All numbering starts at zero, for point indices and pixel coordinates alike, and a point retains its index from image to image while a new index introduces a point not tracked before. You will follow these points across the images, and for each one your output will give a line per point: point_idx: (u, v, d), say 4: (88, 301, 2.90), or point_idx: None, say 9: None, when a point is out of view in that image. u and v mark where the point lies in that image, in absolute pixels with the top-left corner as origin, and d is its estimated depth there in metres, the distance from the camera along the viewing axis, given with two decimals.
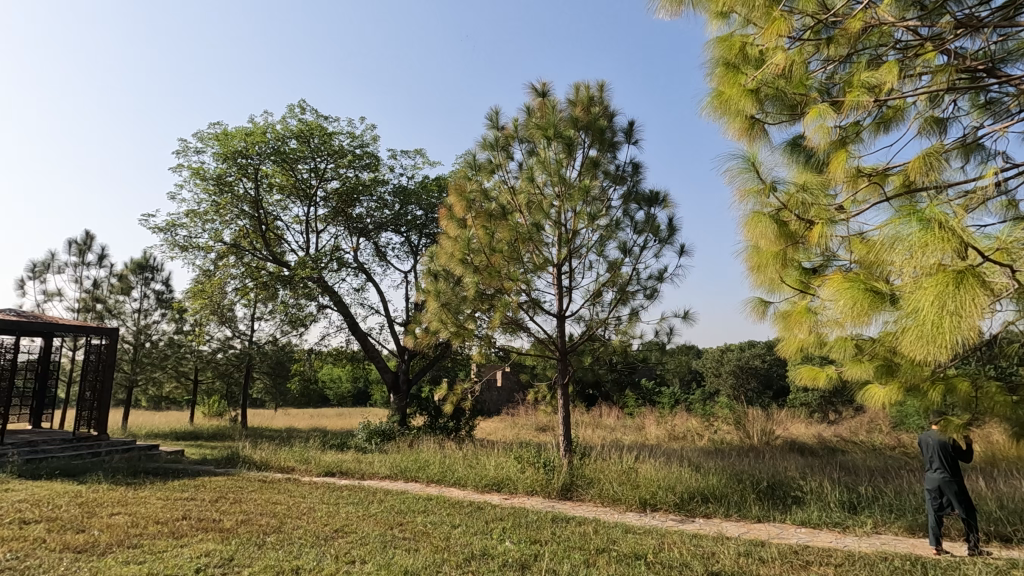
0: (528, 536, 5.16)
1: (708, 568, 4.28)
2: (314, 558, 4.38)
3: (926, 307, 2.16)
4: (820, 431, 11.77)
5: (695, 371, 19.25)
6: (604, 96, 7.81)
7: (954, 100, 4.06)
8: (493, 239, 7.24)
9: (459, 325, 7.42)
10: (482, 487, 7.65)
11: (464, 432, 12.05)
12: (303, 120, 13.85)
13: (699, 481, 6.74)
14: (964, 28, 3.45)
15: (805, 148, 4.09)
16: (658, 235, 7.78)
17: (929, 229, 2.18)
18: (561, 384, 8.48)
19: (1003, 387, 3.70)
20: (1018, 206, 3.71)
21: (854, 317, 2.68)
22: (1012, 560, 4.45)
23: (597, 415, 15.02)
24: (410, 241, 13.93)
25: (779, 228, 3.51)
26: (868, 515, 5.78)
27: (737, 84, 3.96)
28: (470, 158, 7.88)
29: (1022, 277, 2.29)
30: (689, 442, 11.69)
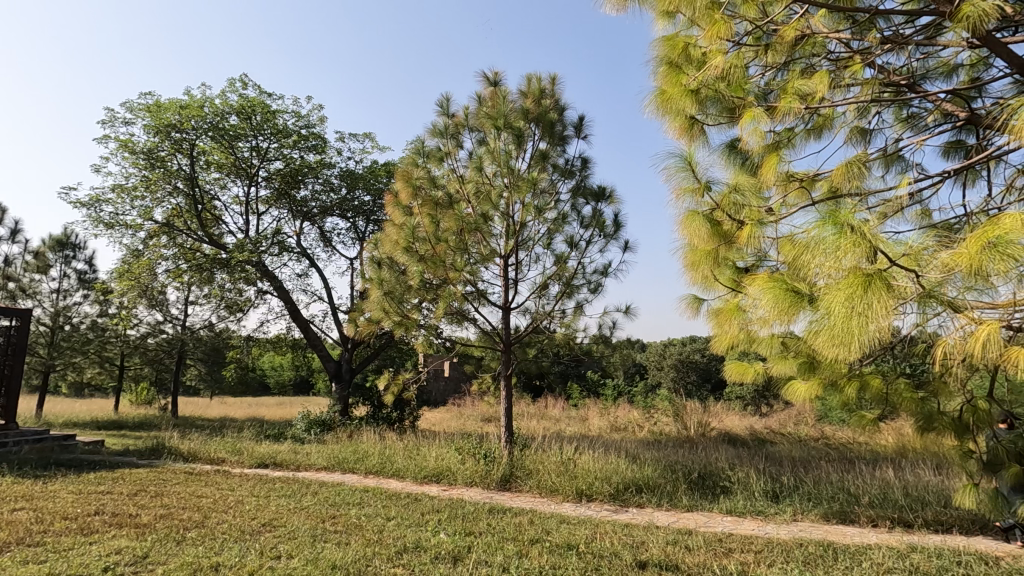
0: (463, 528, 5.13)
1: (636, 557, 4.37)
2: (237, 554, 4.19)
3: (837, 307, 2.27)
4: (752, 423, 12.32)
5: (639, 364, 19.71)
6: (556, 89, 7.79)
7: (879, 112, 4.26)
8: (438, 228, 7.11)
9: (402, 314, 7.27)
10: (421, 478, 7.57)
11: (407, 422, 11.89)
12: (244, 96, 13.19)
13: (634, 472, 6.91)
14: (891, 44, 3.63)
15: (742, 151, 4.21)
16: (604, 231, 7.88)
17: (843, 233, 2.29)
18: (504, 375, 8.46)
19: (911, 384, 3.92)
20: (933, 216, 3.96)
21: (776, 316, 2.78)
22: (912, 544, 4.79)
23: (542, 407, 15.15)
24: (356, 227, 13.54)
25: (712, 227, 3.61)
26: (789, 504, 6.09)
27: (679, 83, 4.03)
28: (419, 144, 7.71)
29: (926, 282, 2.43)
30: (629, 434, 11.97)
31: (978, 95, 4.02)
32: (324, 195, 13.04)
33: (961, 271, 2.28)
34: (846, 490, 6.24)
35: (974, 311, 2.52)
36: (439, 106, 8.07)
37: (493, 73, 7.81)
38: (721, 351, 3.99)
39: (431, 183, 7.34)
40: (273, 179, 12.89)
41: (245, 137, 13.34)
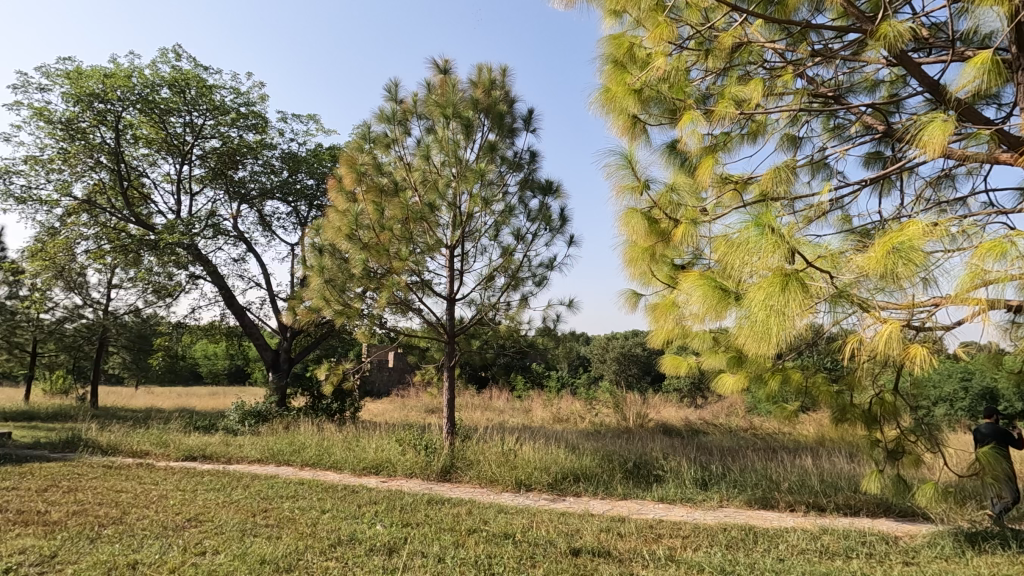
0: (400, 519, 5.09)
1: (571, 544, 4.48)
2: (157, 551, 3.99)
3: (757, 303, 2.41)
4: (687, 414, 12.84)
5: (583, 356, 20.10)
6: (506, 81, 7.77)
7: (808, 121, 4.50)
8: (383, 216, 6.97)
9: (343, 303, 7.09)
10: (360, 470, 7.45)
11: (348, 413, 11.65)
12: (177, 68, 12.41)
13: (573, 461, 7.06)
14: (820, 57, 3.83)
15: (681, 152, 4.35)
16: (550, 225, 7.96)
17: (764, 234, 2.43)
18: (447, 367, 8.42)
19: (828, 377, 4.20)
20: (853, 221, 4.24)
21: (706, 312, 2.90)
22: (824, 527, 5.14)
23: (486, 398, 15.22)
24: (298, 212, 13.07)
25: (649, 224, 3.71)
26: (716, 490, 6.40)
27: (623, 82, 4.12)
28: (365, 129, 7.51)
29: (837, 284, 2.62)
30: (571, 424, 12.22)
31: (895, 111, 4.32)
32: (264, 177, 12.50)
33: (868, 273, 2.46)
34: (769, 477, 6.62)
35: (879, 310, 2.72)
36: (387, 91, 7.89)
37: (443, 60, 7.70)
38: (657, 346, 4.11)
39: (377, 170, 7.19)
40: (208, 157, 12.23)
41: (178, 112, 12.57)
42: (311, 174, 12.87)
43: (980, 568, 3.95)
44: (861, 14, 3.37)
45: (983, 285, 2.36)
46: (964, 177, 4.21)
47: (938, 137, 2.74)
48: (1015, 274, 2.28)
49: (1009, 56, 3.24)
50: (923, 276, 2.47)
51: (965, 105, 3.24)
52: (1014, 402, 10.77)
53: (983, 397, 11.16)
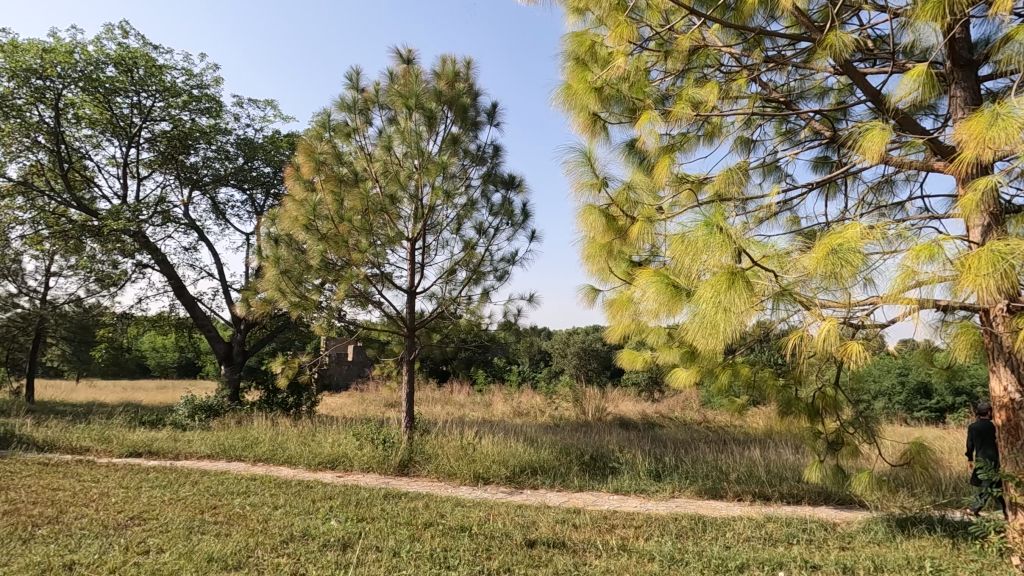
0: (356, 514, 5.03)
1: (526, 536, 4.53)
2: (97, 550, 3.82)
3: (706, 301, 2.50)
4: (644, 408, 13.14)
5: (544, 351, 20.24)
6: (470, 74, 7.72)
7: (761, 125, 4.65)
8: (342, 207, 6.83)
9: (300, 295, 6.91)
10: (315, 465, 7.31)
11: (304, 407, 11.40)
12: (124, 45, 11.78)
13: (531, 455, 7.13)
14: (773, 63, 3.96)
15: (640, 151, 4.43)
16: (513, 219, 7.98)
17: (713, 233, 2.52)
18: (406, 360, 8.34)
19: (775, 372, 4.37)
20: (801, 222, 4.42)
21: (659, 309, 2.97)
22: (769, 515, 5.37)
23: (447, 392, 15.18)
24: (253, 200, 12.65)
25: (607, 221, 3.76)
26: (669, 482, 6.58)
27: (584, 80, 4.17)
28: (325, 117, 7.34)
29: (781, 282, 2.73)
30: (530, 418, 12.31)
31: (842, 118, 4.51)
32: (218, 163, 12.05)
33: (810, 272, 2.59)
34: (719, 469, 6.84)
35: (820, 308, 2.85)
36: (348, 79, 7.71)
37: (407, 50, 7.59)
38: (614, 341, 4.17)
39: (337, 159, 7.03)
40: (157, 141, 11.67)
41: (125, 93, 11.96)
42: (268, 162, 12.47)
43: (909, 551, 4.20)
44: (812, 24, 3.54)
45: (915, 285, 2.51)
46: (903, 182, 4.44)
47: (877, 145, 2.90)
48: (942, 275, 2.43)
49: (944, 70, 3.44)
50: (861, 276, 2.60)
51: (903, 114, 3.42)
52: (946, 396, 11.48)
53: (918, 391, 11.84)
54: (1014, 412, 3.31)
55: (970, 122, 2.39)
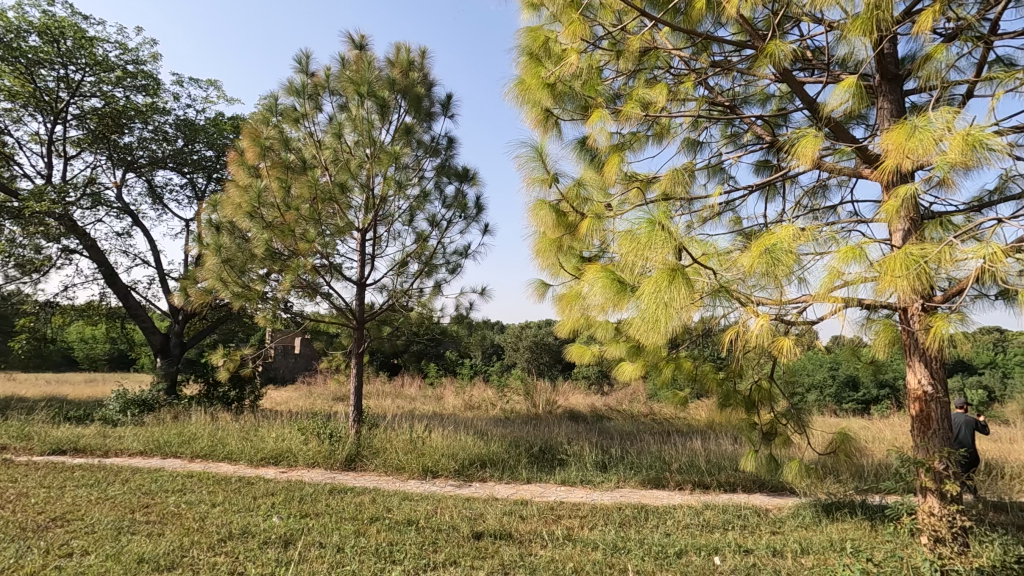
0: (299, 510, 4.91)
1: (473, 529, 4.55)
2: (13, 555, 3.58)
3: (648, 297, 2.59)
4: (593, 401, 13.41)
5: (497, 345, 20.32)
6: (425, 63, 7.61)
7: (708, 127, 4.81)
8: (289, 195, 6.60)
9: (243, 285, 6.65)
10: (257, 461, 7.09)
11: (247, 401, 11.01)
12: (49, 13, 10.90)
13: (480, 448, 7.16)
14: (719, 68, 4.10)
15: (591, 148, 4.50)
16: (466, 212, 7.95)
17: (654, 230, 2.61)
18: (355, 353, 8.16)
19: (715, 366, 4.55)
20: (742, 222, 4.60)
21: (606, 304, 3.02)
22: (707, 503, 5.60)
23: (397, 386, 14.99)
24: (194, 184, 12.04)
25: (557, 217, 3.81)
26: (614, 472, 6.76)
27: (537, 75, 4.19)
28: (272, 101, 7.06)
29: (720, 280, 2.85)
30: (481, 411, 12.35)
31: (781, 124, 4.72)
32: (155, 145, 11.40)
33: (747, 270, 2.71)
34: (662, 459, 7.08)
35: (755, 305, 2.98)
36: (297, 62, 7.45)
37: (359, 35, 7.40)
38: (563, 335, 4.23)
39: (284, 145, 6.79)
40: (87, 118, 10.90)
41: (50, 65, 11.13)
42: (210, 145, 11.89)
43: (832, 534, 4.48)
44: (755, 32, 3.71)
45: (841, 285, 2.67)
46: (836, 187, 4.69)
47: (809, 151, 3.05)
48: (865, 275, 2.60)
49: (873, 83, 3.66)
50: (793, 275, 2.75)
51: (835, 123, 3.62)
52: (871, 389, 12.27)
53: (847, 384, 12.61)
54: (927, 403, 3.58)
55: (893, 132, 2.55)
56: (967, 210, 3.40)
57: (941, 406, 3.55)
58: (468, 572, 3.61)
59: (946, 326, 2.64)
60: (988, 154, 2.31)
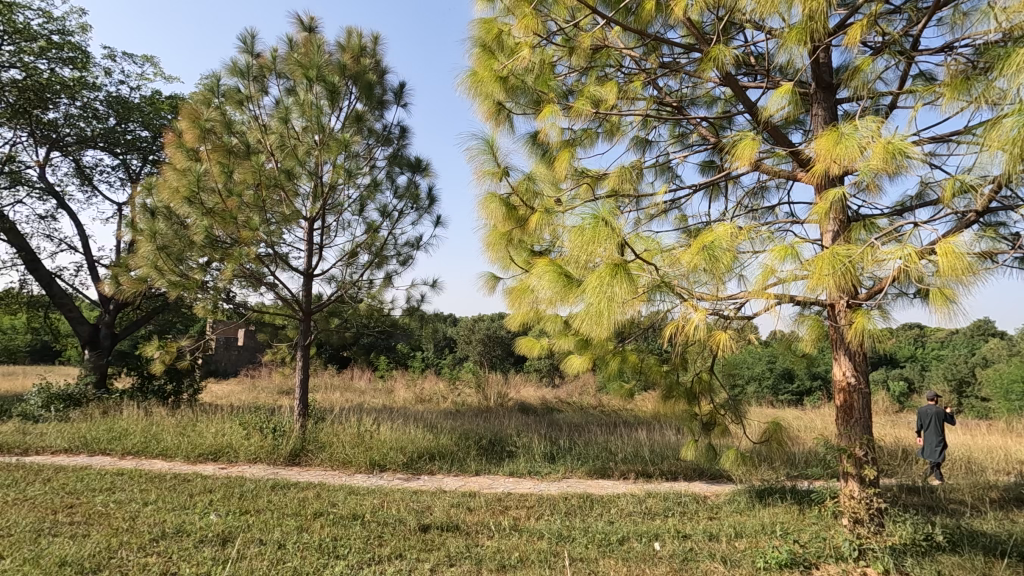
0: (239, 507, 4.75)
1: (420, 521, 4.53)
2: None
3: (592, 291, 2.65)
4: (543, 393, 13.57)
5: (449, 338, 20.21)
6: (377, 50, 7.44)
7: (656, 127, 4.93)
8: (230, 180, 6.33)
9: (180, 274, 6.34)
10: (195, 457, 6.81)
11: (184, 395, 10.52)
12: None
13: (429, 441, 7.12)
14: (667, 70, 4.22)
15: (542, 143, 4.53)
16: (418, 204, 7.85)
17: (598, 224, 2.66)
18: (301, 346, 7.88)
19: (660, 359, 4.69)
20: (688, 220, 4.75)
21: (553, 297, 3.05)
22: (649, 491, 5.79)
23: (346, 378, 14.68)
24: (127, 166, 11.34)
25: (507, 210, 3.81)
26: (562, 463, 6.88)
27: (490, 68, 4.19)
28: (213, 81, 6.74)
29: (661, 275, 2.94)
30: (432, 404, 12.28)
31: (726, 126, 4.89)
32: (83, 122, 10.65)
33: (688, 265, 2.80)
34: (608, 450, 7.25)
35: (696, 300, 3.09)
36: (241, 41, 7.13)
37: (309, 17, 7.16)
38: (513, 328, 4.26)
39: (226, 128, 6.50)
40: (5, 91, 10.05)
41: None
42: (145, 125, 11.22)
43: (764, 518, 4.73)
44: (701, 35, 3.84)
45: (775, 282, 2.80)
46: (774, 188, 4.91)
47: (747, 153, 3.19)
48: (796, 273, 2.74)
49: (809, 90, 3.86)
50: (730, 271, 2.86)
51: (773, 127, 3.79)
52: (804, 381, 12.98)
53: (783, 377, 13.29)
54: (850, 393, 3.83)
55: (824, 138, 2.70)
56: (891, 213, 3.64)
57: (863, 396, 3.80)
58: (413, 565, 3.60)
59: (867, 322, 2.83)
60: (906, 161, 2.46)
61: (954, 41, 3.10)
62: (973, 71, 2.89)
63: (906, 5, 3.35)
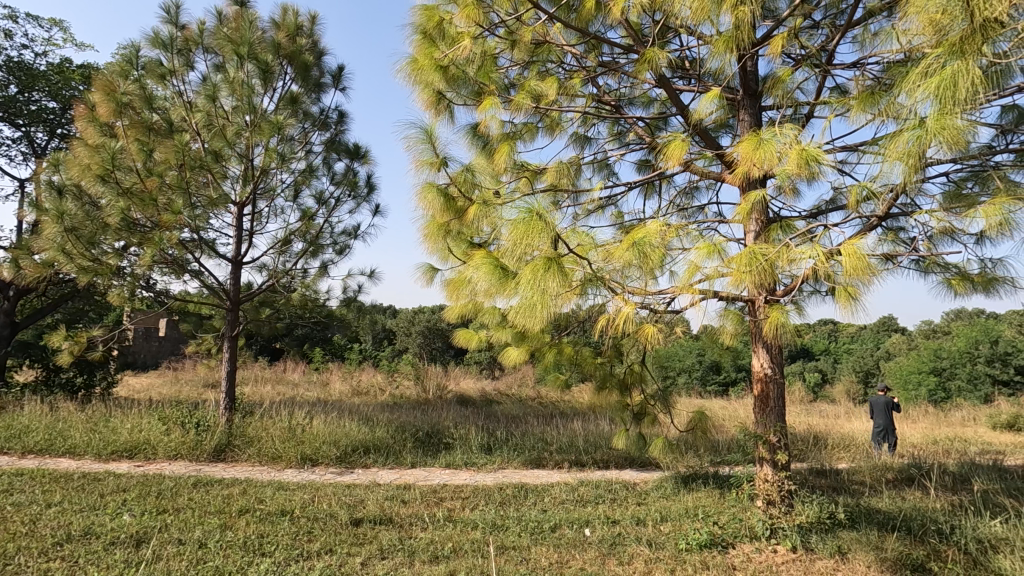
0: (156, 506, 4.49)
1: (353, 515, 4.46)
2: None
3: (528, 285, 2.70)
4: (482, 385, 13.61)
5: (388, 330, 19.85)
6: (315, 29, 7.15)
7: (595, 124, 5.04)
8: (151, 159, 5.91)
9: (92, 259, 5.88)
10: (108, 455, 6.36)
11: (96, 389, 9.78)
12: None
13: (364, 434, 6.99)
14: (605, 69, 4.31)
15: (482, 134, 4.53)
16: (356, 191, 7.63)
17: (532, 219, 2.70)
18: (227, 337, 7.49)
19: (594, 351, 4.82)
20: (623, 216, 4.89)
21: (489, 290, 3.07)
22: (581, 480, 5.95)
23: (278, 371, 14.14)
24: (30, 139, 10.34)
25: (445, 201, 3.78)
26: (498, 454, 6.94)
27: (431, 56, 4.13)
28: (132, 52, 6.25)
29: (594, 269, 3.02)
30: (369, 397, 12.05)
31: (661, 126, 5.06)
32: None
33: (619, 260, 2.90)
34: (543, 440, 7.38)
35: (626, 294, 3.19)
36: (164, 11, 6.65)
37: None
38: (451, 320, 4.25)
39: (146, 103, 6.06)
40: None
41: None
42: (53, 95, 10.25)
43: (687, 502, 4.98)
44: (637, 37, 3.95)
45: (699, 278, 2.94)
46: (704, 188, 5.14)
47: (677, 154, 3.33)
48: (719, 270, 2.89)
49: (736, 96, 4.06)
50: (659, 267, 2.98)
51: (703, 130, 3.96)
52: (730, 373, 13.72)
53: (711, 369, 13.96)
54: (767, 383, 4.09)
55: (746, 142, 2.85)
56: (805, 216, 3.90)
57: (777, 386, 4.06)
58: (343, 560, 3.54)
59: (782, 317, 3.03)
60: (818, 167, 2.64)
61: (864, 57, 3.36)
62: (879, 86, 3.13)
63: (824, 21, 3.59)
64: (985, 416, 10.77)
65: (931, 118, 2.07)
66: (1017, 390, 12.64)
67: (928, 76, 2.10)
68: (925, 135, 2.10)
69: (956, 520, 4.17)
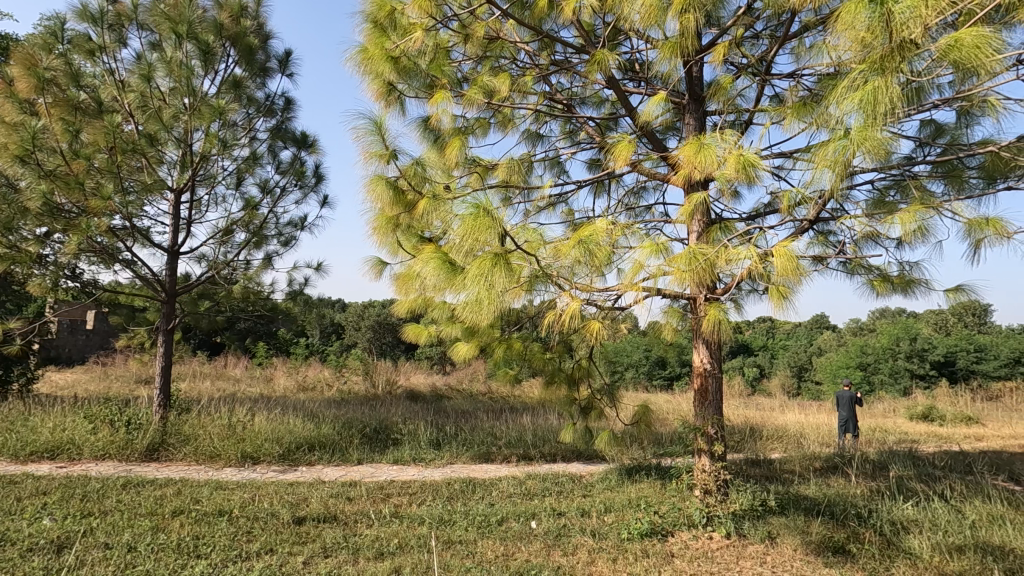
0: (81, 509, 4.23)
1: (295, 514, 4.35)
2: None
3: (476, 279, 2.70)
4: (433, 380, 13.52)
5: (336, 324, 19.41)
6: (260, 11, 6.85)
7: (547, 122, 5.09)
8: (77, 141, 5.52)
9: (9, 245, 5.45)
10: (26, 456, 5.94)
11: (15, 386, 9.09)
12: None
13: (308, 430, 6.81)
14: (557, 67, 4.36)
15: (434, 128, 4.49)
16: (303, 181, 7.40)
17: (480, 214, 2.71)
18: (162, 331, 7.11)
19: (542, 346, 4.88)
20: (573, 213, 4.97)
21: (437, 286, 3.05)
22: (529, 473, 6.03)
23: (219, 366, 13.57)
24: None
25: (394, 194, 3.73)
26: (447, 449, 6.93)
27: (382, 46, 4.05)
28: (57, 24, 5.82)
29: (542, 265, 3.05)
30: (315, 393, 11.76)
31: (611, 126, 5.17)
32: None
33: (565, 257, 2.95)
34: (493, 435, 7.42)
35: (573, 291, 3.25)
36: None
37: None
38: (400, 314, 4.20)
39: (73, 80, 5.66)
40: None
41: None
42: None
43: (630, 493, 5.13)
44: (588, 38, 4.01)
45: (643, 276, 3.03)
46: (652, 188, 5.28)
47: (625, 154, 3.41)
48: (662, 268, 2.99)
49: (682, 100, 4.19)
50: (604, 264, 3.05)
51: (650, 131, 4.07)
52: (675, 368, 14.19)
53: (657, 364, 14.41)
54: (706, 377, 4.26)
55: (688, 145, 2.96)
56: (745, 218, 4.08)
57: (716, 380, 4.23)
58: (284, 559, 3.45)
59: (719, 314, 3.17)
60: (754, 173, 2.77)
61: (799, 68, 3.53)
62: (812, 97, 3.31)
63: (765, 32, 3.75)
64: (903, 407, 11.60)
65: (855, 130, 2.21)
66: (932, 383, 13.66)
67: (853, 89, 2.24)
68: (851, 144, 2.24)
69: (874, 505, 4.48)
